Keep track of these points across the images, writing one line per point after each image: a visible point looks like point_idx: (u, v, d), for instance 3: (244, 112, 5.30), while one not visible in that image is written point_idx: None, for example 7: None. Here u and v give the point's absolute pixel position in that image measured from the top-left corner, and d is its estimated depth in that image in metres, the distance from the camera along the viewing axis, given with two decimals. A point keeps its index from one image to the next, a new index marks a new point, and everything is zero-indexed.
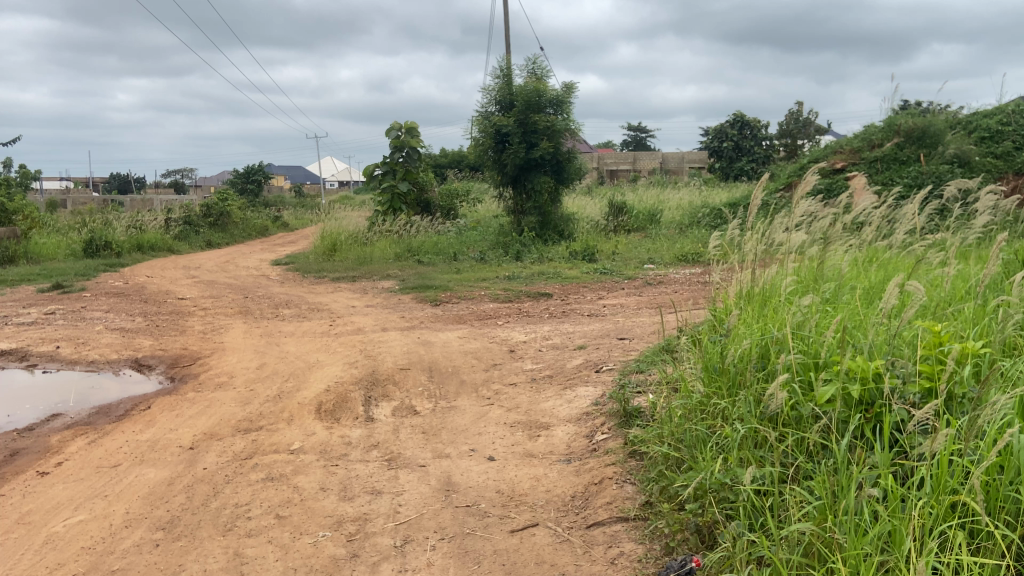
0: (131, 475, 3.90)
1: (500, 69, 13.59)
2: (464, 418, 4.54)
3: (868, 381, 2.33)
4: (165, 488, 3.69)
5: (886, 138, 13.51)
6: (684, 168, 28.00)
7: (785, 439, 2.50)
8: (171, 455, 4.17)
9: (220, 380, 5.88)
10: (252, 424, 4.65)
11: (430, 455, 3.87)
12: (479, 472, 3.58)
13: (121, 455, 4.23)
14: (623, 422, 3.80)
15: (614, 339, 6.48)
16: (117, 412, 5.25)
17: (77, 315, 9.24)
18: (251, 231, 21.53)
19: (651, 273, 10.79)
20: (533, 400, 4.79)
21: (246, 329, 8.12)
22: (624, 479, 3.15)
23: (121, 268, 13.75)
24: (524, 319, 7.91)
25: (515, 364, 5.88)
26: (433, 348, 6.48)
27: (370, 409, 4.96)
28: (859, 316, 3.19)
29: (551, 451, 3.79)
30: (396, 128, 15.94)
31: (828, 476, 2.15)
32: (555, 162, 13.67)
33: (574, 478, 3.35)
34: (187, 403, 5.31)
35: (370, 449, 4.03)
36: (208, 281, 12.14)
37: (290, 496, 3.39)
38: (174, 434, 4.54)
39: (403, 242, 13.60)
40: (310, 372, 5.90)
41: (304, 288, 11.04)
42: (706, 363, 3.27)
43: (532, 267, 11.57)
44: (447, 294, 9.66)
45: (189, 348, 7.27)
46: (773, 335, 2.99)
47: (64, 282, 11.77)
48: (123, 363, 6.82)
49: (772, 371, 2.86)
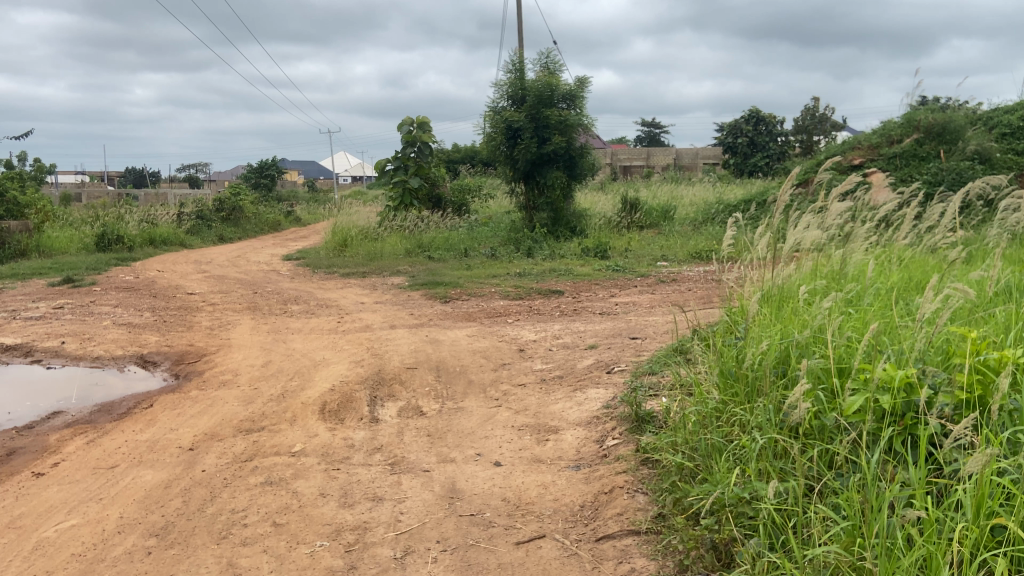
0: (128, 478, 3.81)
1: (512, 63, 13.45)
2: (471, 420, 4.41)
3: (899, 391, 2.17)
4: (161, 492, 3.59)
5: (906, 134, 13.30)
6: (698, 163, 27.75)
7: (808, 451, 2.34)
8: (170, 456, 4.07)
9: (224, 378, 5.79)
10: (255, 424, 4.55)
11: (434, 459, 3.75)
12: (484, 479, 3.44)
13: (119, 456, 4.14)
14: (635, 427, 3.66)
15: (626, 338, 6.35)
16: (118, 410, 5.17)
17: (85, 310, 9.20)
18: (264, 226, 21.51)
19: (665, 270, 10.60)
20: (542, 402, 4.65)
21: (254, 325, 8.03)
22: (635, 489, 3.01)
23: (132, 262, 13.72)
24: (534, 317, 7.78)
25: (524, 364, 5.75)
26: (441, 347, 6.35)
27: (376, 409, 4.84)
28: (885, 319, 3.03)
29: (560, 456, 3.65)
30: (408, 123, 15.81)
31: (855, 494, 2.00)
32: (567, 157, 13.53)
33: (583, 486, 3.21)
34: (189, 401, 5.21)
35: (373, 452, 3.91)
36: (218, 275, 12.07)
37: (288, 502, 3.27)
38: (174, 434, 4.44)
39: (413, 238, 13.51)
40: (316, 370, 5.80)
41: (314, 283, 10.95)
42: (722, 368, 3.12)
43: (543, 263, 11.42)
44: (456, 290, 9.54)
45: (195, 344, 7.18)
46: (794, 339, 2.83)
47: (74, 276, 11.74)
48: (127, 360, 6.73)
49: (794, 377, 2.70)
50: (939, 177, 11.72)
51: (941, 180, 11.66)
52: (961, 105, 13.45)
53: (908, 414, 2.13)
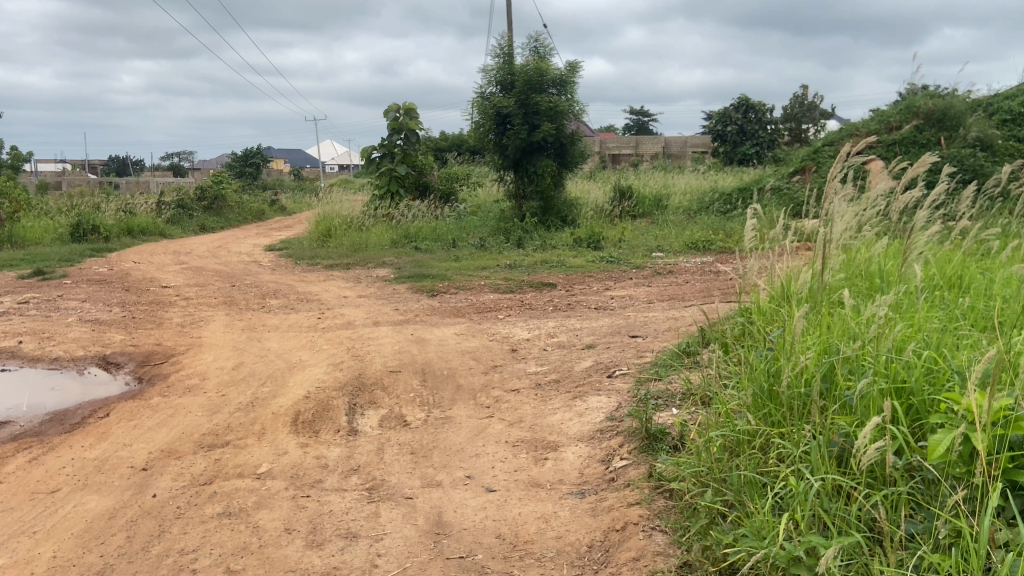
0: (69, 505, 3.34)
1: (500, 48, 12.94)
2: (460, 435, 3.93)
3: (997, 425, 1.77)
4: (104, 523, 3.13)
5: (904, 120, 12.82)
6: (687, 152, 27.30)
7: (874, 498, 1.93)
8: (119, 479, 3.60)
9: (190, 383, 5.29)
10: (218, 438, 4.07)
11: (418, 484, 3.29)
12: (475, 509, 2.99)
13: (62, 478, 3.66)
14: (646, 447, 3.21)
15: (626, 336, 5.91)
16: (72, 420, 4.70)
17: (51, 305, 8.66)
18: (247, 215, 20.88)
19: (660, 262, 10.18)
20: (539, 412, 4.19)
21: (229, 322, 7.53)
22: (651, 526, 2.57)
23: (108, 253, 13.13)
24: (526, 313, 7.31)
25: (517, 366, 5.29)
26: (427, 347, 5.88)
27: (354, 420, 4.39)
28: (944, 333, 2.60)
29: (561, 480, 3.21)
30: (395, 109, 15.31)
31: (949, 562, 1.60)
32: (558, 145, 13.03)
33: (590, 520, 2.76)
34: (148, 410, 4.72)
35: (349, 475, 3.45)
36: (195, 267, 11.51)
37: (247, 541, 2.82)
38: (126, 451, 3.96)
39: (400, 227, 13.01)
40: (290, 374, 5.32)
41: (295, 276, 10.42)
42: (748, 382, 2.71)
43: (534, 255, 10.94)
44: (443, 284, 9.06)
45: (164, 344, 6.67)
46: (844, 353, 2.38)
47: (45, 269, 11.14)
48: (88, 361, 6.22)
49: (844, 401, 2.28)
50: (939, 163, 11.29)
51: (943, 167, 11.26)
52: (960, 91, 13.05)
53: (1009, 455, 1.73)
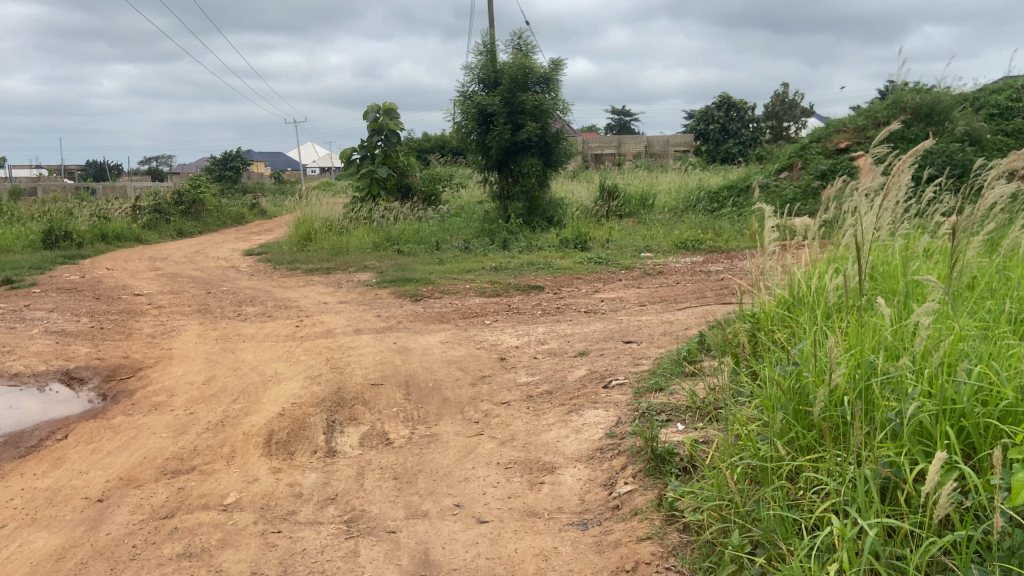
0: (15, 544, 3.00)
1: (483, 45, 12.62)
2: (446, 456, 3.61)
3: None
4: (50, 566, 2.80)
5: (892, 115, 12.56)
6: (669, 151, 27.07)
7: (937, 543, 1.66)
8: (72, 512, 3.26)
9: (157, 401, 4.93)
10: (183, 463, 3.74)
11: (402, 515, 2.98)
12: (466, 545, 2.69)
13: (8, 513, 3.31)
14: (653, 469, 2.90)
15: (619, 342, 5.61)
16: (26, 443, 4.34)
17: (17, 316, 8.23)
18: (226, 219, 20.35)
19: (650, 263, 9.87)
20: (532, 429, 3.87)
21: (202, 332, 7.15)
22: (665, 566, 2.28)
23: (81, 260, 12.64)
24: (513, 318, 7.00)
25: (506, 377, 4.98)
26: (410, 356, 5.56)
27: (333, 438, 4.07)
28: (993, 345, 2.31)
29: (559, 508, 2.91)
30: (374, 110, 14.95)
31: None
32: (542, 144, 12.75)
33: (594, 557, 2.45)
34: (109, 432, 4.35)
35: (325, 505, 3.13)
36: (170, 274, 11.08)
37: None
38: (82, 480, 3.62)
39: (382, 230, 12.62)
40: (264, 389, 4.97)
41: (274, 282, 10.03)
42: (771, 403, 2.42)
43: (520, 257, 10.61)
44: (428, 288, 8.72)
45: (132, 357, 6.29)
46: (889, 373, 2.10)
47: (13, 277, 10.66)
48: (51, 376, 5.84)
49: (889, 427, 2.00)
50: (929, 158, 11.15)
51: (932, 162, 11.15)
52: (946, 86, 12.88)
53: None
